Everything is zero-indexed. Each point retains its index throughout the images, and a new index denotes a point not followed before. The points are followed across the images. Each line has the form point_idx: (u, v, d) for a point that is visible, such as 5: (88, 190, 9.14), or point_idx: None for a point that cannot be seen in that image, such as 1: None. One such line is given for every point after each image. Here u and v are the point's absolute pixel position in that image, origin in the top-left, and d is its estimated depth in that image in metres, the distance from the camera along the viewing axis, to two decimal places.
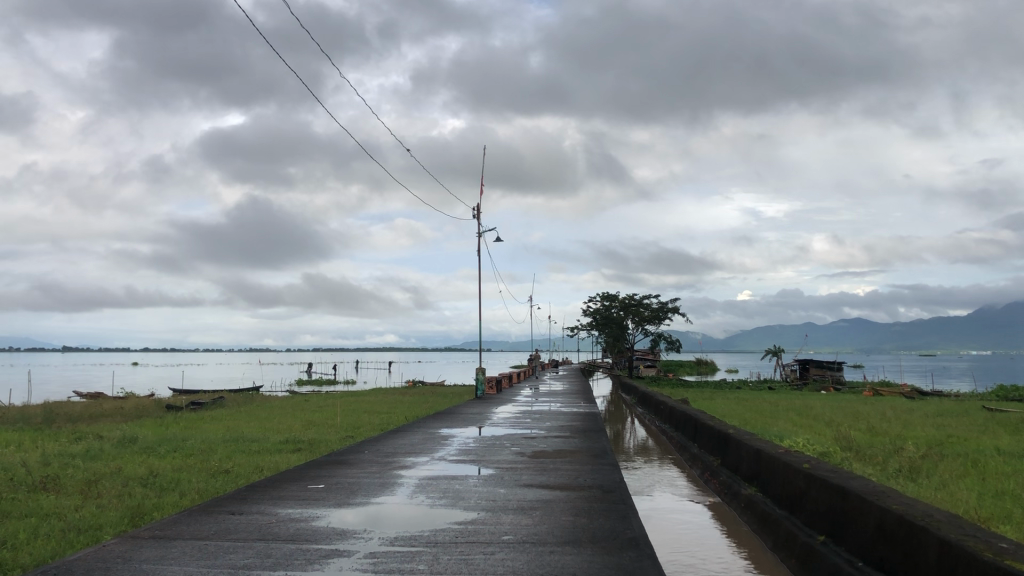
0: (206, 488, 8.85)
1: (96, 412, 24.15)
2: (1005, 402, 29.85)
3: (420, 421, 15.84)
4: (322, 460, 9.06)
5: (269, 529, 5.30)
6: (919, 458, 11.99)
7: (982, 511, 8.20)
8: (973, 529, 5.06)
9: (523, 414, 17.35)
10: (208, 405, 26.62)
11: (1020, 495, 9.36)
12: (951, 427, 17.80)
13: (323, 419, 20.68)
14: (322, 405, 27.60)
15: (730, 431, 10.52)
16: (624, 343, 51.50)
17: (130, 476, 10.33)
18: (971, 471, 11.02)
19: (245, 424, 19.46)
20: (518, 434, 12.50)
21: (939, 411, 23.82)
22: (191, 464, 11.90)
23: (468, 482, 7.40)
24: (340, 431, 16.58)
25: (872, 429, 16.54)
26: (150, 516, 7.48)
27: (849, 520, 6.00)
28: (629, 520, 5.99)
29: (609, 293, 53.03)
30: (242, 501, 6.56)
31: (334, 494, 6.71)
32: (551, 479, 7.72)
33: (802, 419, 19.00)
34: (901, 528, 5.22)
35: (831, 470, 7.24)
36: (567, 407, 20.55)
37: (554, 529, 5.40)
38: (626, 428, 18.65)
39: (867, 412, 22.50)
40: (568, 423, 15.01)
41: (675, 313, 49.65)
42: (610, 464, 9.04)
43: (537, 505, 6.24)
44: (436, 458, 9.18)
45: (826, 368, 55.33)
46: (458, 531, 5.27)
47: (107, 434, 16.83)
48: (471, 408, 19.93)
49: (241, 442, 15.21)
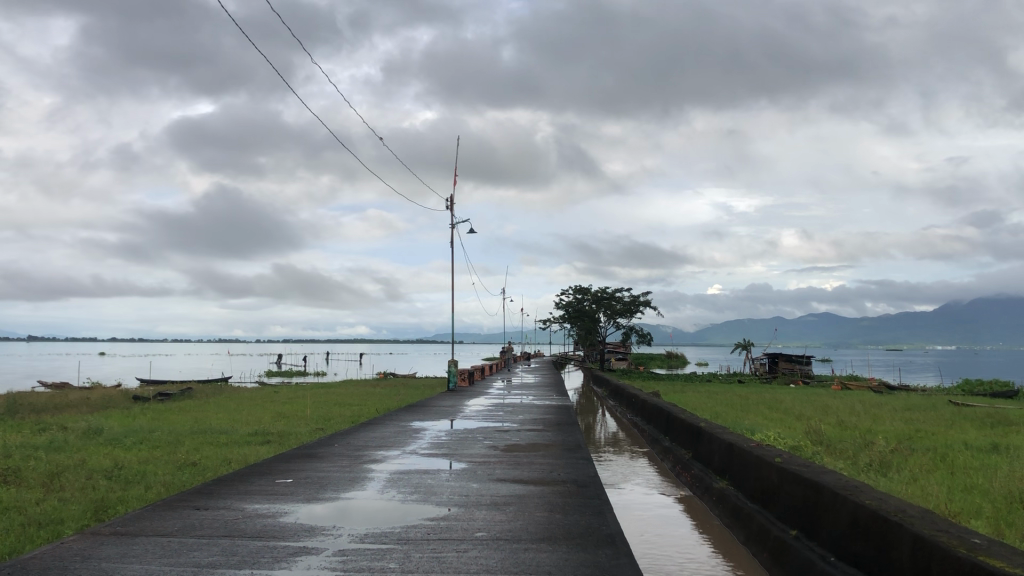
0: (172, 482, 8.65)
1: (62, 403, 23.76)
2: (974, 397, 30.13)
3: (391, 414, 15.64)
4: (291, 453, 8.92)
5: (235, 525, 5.16)
6: (888, 452, 12.05)
7: (952, 506, 8.21)
8: (946, 524, 5.02)
9: (495, 407, 17.29)
10: (175, 396, 26.23)
11: (989, 489, 9.39)
12: (919, 421, 17.96)
13: (293, 410, 20.49)
14: (292, 396, 27.32)
15: (702, 424, 10.47)
16: (596, 335, 51.63)
17: (94, 469, 10.09)
18: (940, 466, 11.06)
19: (214, 416, 19.17)
20: (490, 427, 12.41)
21: (908, 405, 23.98)
22: (157, 456, 11.68)
23: (439, 476, 7.30)
24: (310, 424, 16.34)
25: (842, 423, 16.61)
26: (114, 510, 7.30)
27: (823, 514, 5.96)
28: (605, 516, 5.91)
29: (582, 286, 53.08)
30: (208, 495, 6.40)
31: (303, 488, 6.58)
32: (525, 473, 7.62)
33: (772, 413, 19.05)
34: (875, 523, 5.18)
35: (804, 464, 7.22)
36: (540, 399, 20.48)
37: (528, 526, 5.30)
38: (598, 421, 18.62)
39: (836, 406, 22.61)
40: (540, 416, 14.93)
41: (647, 306, 49.80)
42: (584, 458, 8.96)
43: (511, 501, 6.15)
44: (408, 452, 9.05)
45: (795, 362, 55.77)
46: (429, 528, 5.16)
47: (72, 425, 16.52)
48: (442, 400, 19.79)
49: (209, 434, 14.96)
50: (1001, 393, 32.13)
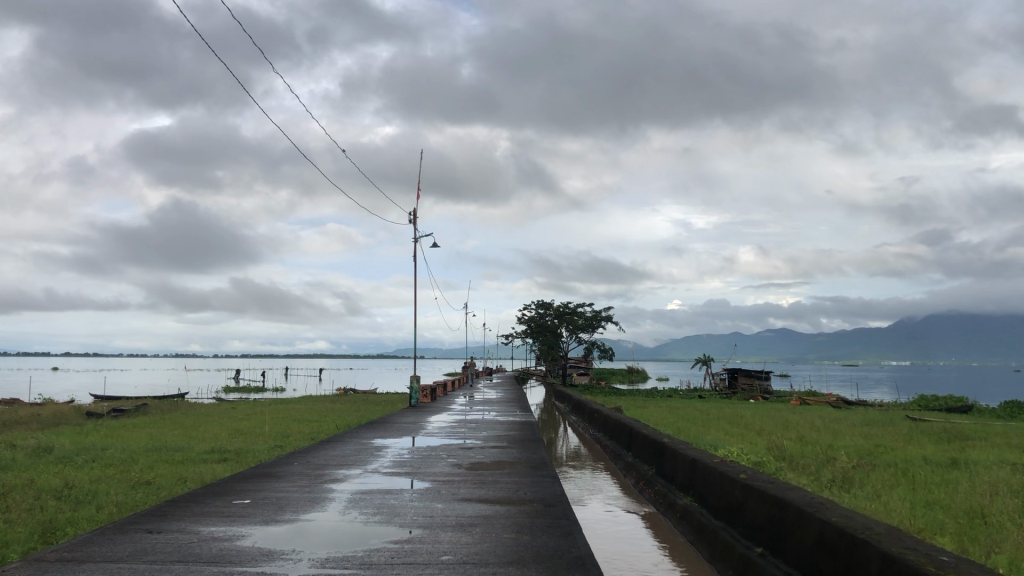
0: (125, 502, 8.39)
1: (11, 419, 23.10)
2: (931, 412, 30.59)
3: (352, 431, 15.36)
4: (250, 472, 8.67)
5: (189, 550, 4.95)
6: (851, 468, 12.08)
7: (916, 522, 8.21)
8: (913, 542, 4.98)
9: (458, 423, 17.12)
10: (130, 412, 25.63)
11: (950, 505, 9.45)
12: (879, 436, 18.12)
13: (250, 427, 20.09)
14: (251, 412, 26.89)
15: (665, 440, 10.40)
16: (558, 351, 51.61)
17: (42, 488, 9.76)
18: (902, 482, 11.12)
19: (169, 433, 18.73)
20: (453, 444, 12.23)
21: (868, 420, 24.19)
22: (110, 475, 11.34)
23: (403, 497, 7.09)
24: (270, 441, 16.01)
25: (802, 439, 16.73)
26: (62, 532, 7.02)
27: (789, 532, 5.89)
28: (573, 538, 5.79)
29: (544, 301, 53.13)
30: (161, 518, 6.16)
31: (262, 511, 6.35)
32: (491, 493, 7.47)
33: (733, 428, 19.09)
34: (843, 540, 5.11)
35: (768, 480, 7.15)
36: (502, 415, 20.26)
37: (495, 549, 5.16)
38: (559, 436, 18.56)
39: (796, 421, 22.77)
40: (504, 433, 14.76)
41: (609, 322, 49.95)
42: (550, 476, 8.84)
43: (476, 521, 6.02)
44: (370, 470, 8.85)
45: (754, 377, 56.21)
46: (394, 551, 5.00)
47: (22, 442, 16.05)
48: (404, 416, 19.54)
49: (163, 451, 14.57)
50: (955, 408, 32.63)
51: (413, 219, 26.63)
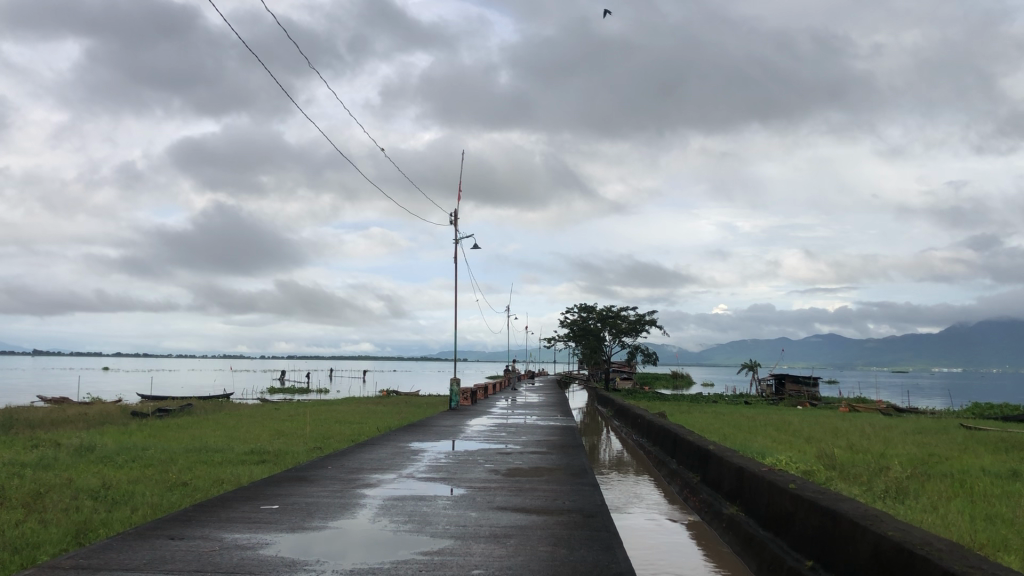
0: (159, 503, 8.29)
1: (58, 418, 23.35)
2: (989, 420, 29.60)
3: (390, 433, 15.26)
4: (282, 475, 8.51)
5: (210, 559, 4.76)
6: (904, 478, 11.60)
7: (977, 538, 7.77)
8: (977, 560, 4.60)
9: (497, 427, 17.01)
10: (175, 412, 25.83)
11: (1013, 519, 8.95)
12: (933, 445, 17.49)
13: (292, 427, 20.22)
14: (292, 413, 27.02)
15: (711, 448, 10.04)
16: (601, 354, 51.09)
17: (81, 488, 9.73)
18: (959, 493, 10.65)
19: (212, 433, 18.78)
20: (491, 449, 12.01)
21: (920, 428, 23.47)
22: (148, 475, 11.35)
23: (436, 504, 6.86)
24: (310, 442, 15.95)
25: (852, 446, 16.32)
26: (94, 534, 6.92)
27: (842, 548, 5.52)
28: (612, 551, 5.52)
29: (586, 304, 52.80)
30: (185, 524, 5.98)
31: (289, 517, 6.15)
32: (527, 501, 7.20)
33: (780, 435, 18.66)
34: (899, 556, 4.77)
35: (819, 490, 6.78)
36: (543, 420, 20.06)
37: (530, 562, 4.90)
38: (602, 441, 18.26)
39: (845, 428, 22.20)
40: (544, 438, 14.48)
41: (653, 325, 49.26)
42: (590, 484, 8.59)
43: (511, 532, 5.76)
44: (404, 475, 8.65)
45: (802, 383, 55.28)
46: (422, 565, 4.74)
47: (66, 441, 16.19)
48: (444, 419, 19.27)
49: (201, 452, 14.55)
50: (1012, 416, 31.54)
51: (454, 218, 26.47)
